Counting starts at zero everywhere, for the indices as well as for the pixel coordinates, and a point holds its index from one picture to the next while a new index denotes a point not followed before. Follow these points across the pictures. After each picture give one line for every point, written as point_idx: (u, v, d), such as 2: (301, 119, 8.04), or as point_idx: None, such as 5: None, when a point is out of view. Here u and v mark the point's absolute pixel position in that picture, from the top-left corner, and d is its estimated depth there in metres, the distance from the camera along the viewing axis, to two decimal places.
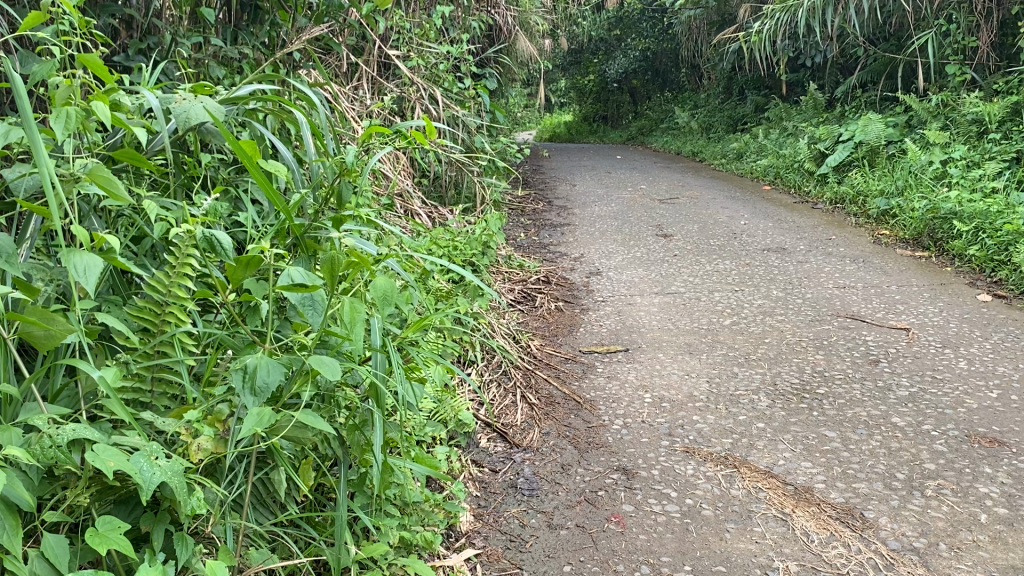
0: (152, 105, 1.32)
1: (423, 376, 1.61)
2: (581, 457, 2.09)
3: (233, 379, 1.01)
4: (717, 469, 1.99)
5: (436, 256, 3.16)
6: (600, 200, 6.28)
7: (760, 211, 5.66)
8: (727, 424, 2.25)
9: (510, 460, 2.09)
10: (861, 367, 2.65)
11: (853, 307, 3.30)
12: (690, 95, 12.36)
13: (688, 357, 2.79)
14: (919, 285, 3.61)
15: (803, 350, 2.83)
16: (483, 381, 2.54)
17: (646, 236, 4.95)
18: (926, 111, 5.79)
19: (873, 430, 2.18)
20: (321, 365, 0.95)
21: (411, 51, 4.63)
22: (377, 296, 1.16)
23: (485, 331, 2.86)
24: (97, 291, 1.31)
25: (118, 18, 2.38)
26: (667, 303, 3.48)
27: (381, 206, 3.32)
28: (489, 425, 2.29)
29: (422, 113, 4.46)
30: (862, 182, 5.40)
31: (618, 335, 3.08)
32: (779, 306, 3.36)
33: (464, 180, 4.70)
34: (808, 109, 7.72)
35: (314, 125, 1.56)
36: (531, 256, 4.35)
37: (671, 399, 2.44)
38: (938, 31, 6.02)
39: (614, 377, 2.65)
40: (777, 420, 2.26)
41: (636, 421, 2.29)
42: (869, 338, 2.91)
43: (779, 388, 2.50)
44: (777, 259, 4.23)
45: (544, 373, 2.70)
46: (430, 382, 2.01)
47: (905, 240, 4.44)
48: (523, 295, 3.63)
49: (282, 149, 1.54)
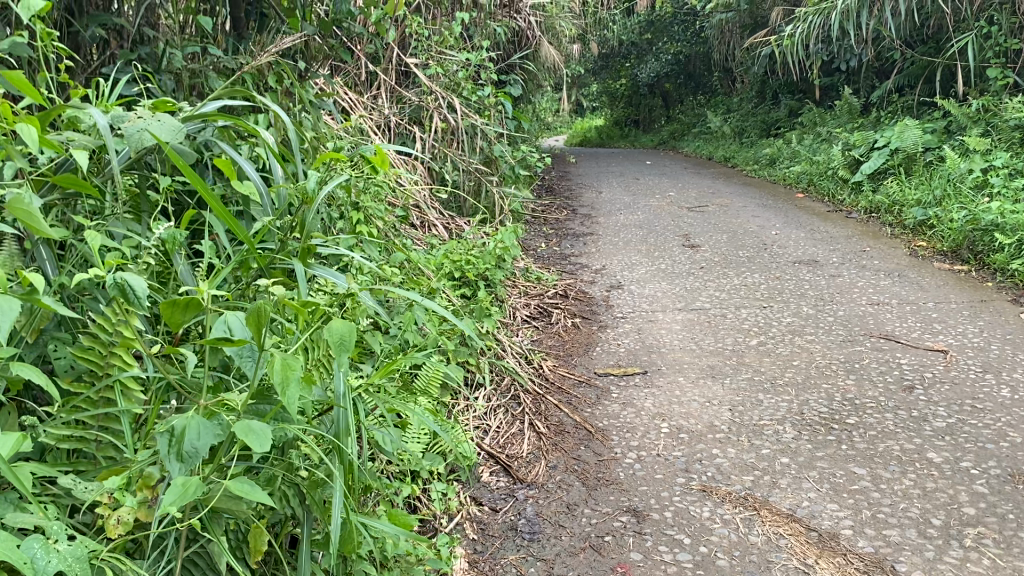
0: (99, 126, 1.22)
1: (403, 417, 1.47)
2: (589, 495, 1.94)
3: (158, 443, 0.90)
4: (735, 512, 1.83)
5: (446, 273, 3.03)
6: (626, 209, 6.12)
7: (792, 220, 5.47)
8: (748, 459, 2.09)
9: (512, 498, 1.94)
10: (894, 395, 2.47)
11: (887, 327, 3.12)
12: (722, 98, 12.15)
13: (710, 382, 2.64)
14: (958, 302, 3.42)
15: (833, 374, 2.66)
16: (488, 410, 2.40)
17: (671, 247, 4.79)
18: (965, 117, 5.57)
19: (907, 466, 2.01)
20: (246, 436, 0.83)
21: (431, 59, 4.51)
22: (331, 343, 1.02)
23: (494, 352, 2.72)
24: (44, 329, 1.20)
25: (108, 28, 2.27)
26: (691, 320, 3.31)
27: (395, 221, 3.20)
28: (492, 457, 2.15)
29: (441, 123, 4.33)
30: (898, 191, 5.20)
31: (637, 356, 2.92)
32: (808, 325, 3.19)
33: (482, 189, 4.61)
34: (842, 114, 7.50)
35: (276, 148, 1.43)
36: (550, 268, 4.21)
37: (689, 429, 2.28)
38: (979, 33, 5.81)
39: (629, 404, 2.49)
40: (802, 454, 2.10)
41: (651, 455, 2.14)
42: (904, 362, 2.74)
43: (806, 417, 2.34)
44: (809, 273, 4.05)
45: (555, 398, 2.56)
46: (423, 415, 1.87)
47: (943, 253, 4.25)
48: (539, 311, 3.49)
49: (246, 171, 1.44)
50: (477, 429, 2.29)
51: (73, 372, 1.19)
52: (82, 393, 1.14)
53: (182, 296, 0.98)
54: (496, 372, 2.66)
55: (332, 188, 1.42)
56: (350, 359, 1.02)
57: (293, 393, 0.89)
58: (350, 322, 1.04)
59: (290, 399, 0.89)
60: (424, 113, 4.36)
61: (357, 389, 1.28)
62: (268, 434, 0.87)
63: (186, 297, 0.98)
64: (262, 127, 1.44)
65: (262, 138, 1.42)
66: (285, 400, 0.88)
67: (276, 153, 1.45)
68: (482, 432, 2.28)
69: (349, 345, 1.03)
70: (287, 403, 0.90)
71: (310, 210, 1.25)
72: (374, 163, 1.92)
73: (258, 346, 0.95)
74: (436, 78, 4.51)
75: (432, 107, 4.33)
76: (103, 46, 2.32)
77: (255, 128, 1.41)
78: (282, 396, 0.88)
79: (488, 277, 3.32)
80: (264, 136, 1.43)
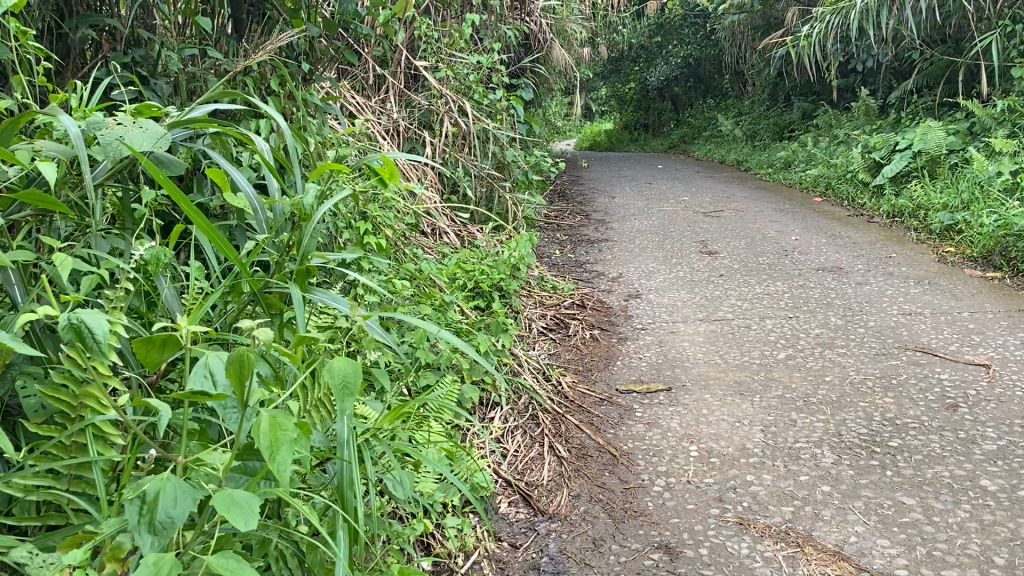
0: (70, 134, 1.09)
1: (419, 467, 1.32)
2: (615, 529, 1.80)
3: (128, 511, 0.79)
4: (776, 548, 1.68)
5: (459, 282, 2.91)
6: (640, 214, 5.99)
7: (811, 225, 5.32)
8: (786, 487, 1.94)
9: (534, 533, 1.80)
10: (937, 414, 2.32)
11: (922, 339, 2.97)
12: (733, 101, 12.00)
13: (739, 400, 2.48)
14: (994, 312, 3.27)
15: (870, 392, 2.51)
16: (504, 433, 2.26)
17: (688, 253, 4.64)
18: (990, 117, 5.40)
19: (960, 496, 1.86)
20: (227, 513, 0.72)
21: (440, 62, 4.39)
22: (330, 387, 0.88)
23: (509, 368, 2.58)
24: (10, 362, 1.07)
25: (100, 30, 2.12)
26: (714, 332, 3.16)
27: (405, 228, 3.07)
28: (510, 485, 2.01)
29: (451, 127, 4.20)
30: (923, 195, 5.05)
31: (660, 370, 2.78)
32: (839, 337, 3.04)
33: (495, 195, 4.47)
34: (860, 116, 7.34)
35: (271, 156, 1.28)
36: (565, 276, 4.07)
37: (720, 453, 2.13)
38: (1004, 32, 5.65)
39: (655, 424, 2.34)
40: (844, 481, 1.95)
41: (680, 482, 1.99)
42: (944, 378, 2.59)
43: (844, 439, 2.18)
44: (834, 280, 3.89)
45: (576, 418, 2.41)
46: (434, 446, 1.72)
47: (973, 259, 4.11)
48: (556, 322, 3.35)
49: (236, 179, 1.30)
50: (495, 454, 2.14)
51: (43, 413, 1.05)
52: (53, 438, 1.00)
53: (157, 334, 0.84)
54: (513, 389, 2.53)
55: (332, 202, 1.25)
56: (352, 405, 0.89)
57: (283, 459, 0.80)
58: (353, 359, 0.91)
59: (280, 466, 0.79)
60: (434, 118, 4.24)
61: (362, 435, 1.14)
62: (252, 506, 0.76)
63: (163, 334, 0.85)
64: (256, 136, 1.29)
65: (254, 147, 1.26)
66: (275, 467, 0.79)
67: (271, 163, 1.30)
68: (499, 457, 2.14)
69: (353, 389, 0.89)
70: (277, 469, 0.79)
71: (306, 233, 1.12)
72: (382, 175, 1.80)
73: (239, 399, 0.83)
74: (446, 81, 4.38)
75: (442, 112, 4.21)
76: (96, 50, 2.16)
77: (244, 135, 1.26)
78: (271, 463, 0.79)
79: (502, 287, 3.18)
80: (256, 144, 1.28)
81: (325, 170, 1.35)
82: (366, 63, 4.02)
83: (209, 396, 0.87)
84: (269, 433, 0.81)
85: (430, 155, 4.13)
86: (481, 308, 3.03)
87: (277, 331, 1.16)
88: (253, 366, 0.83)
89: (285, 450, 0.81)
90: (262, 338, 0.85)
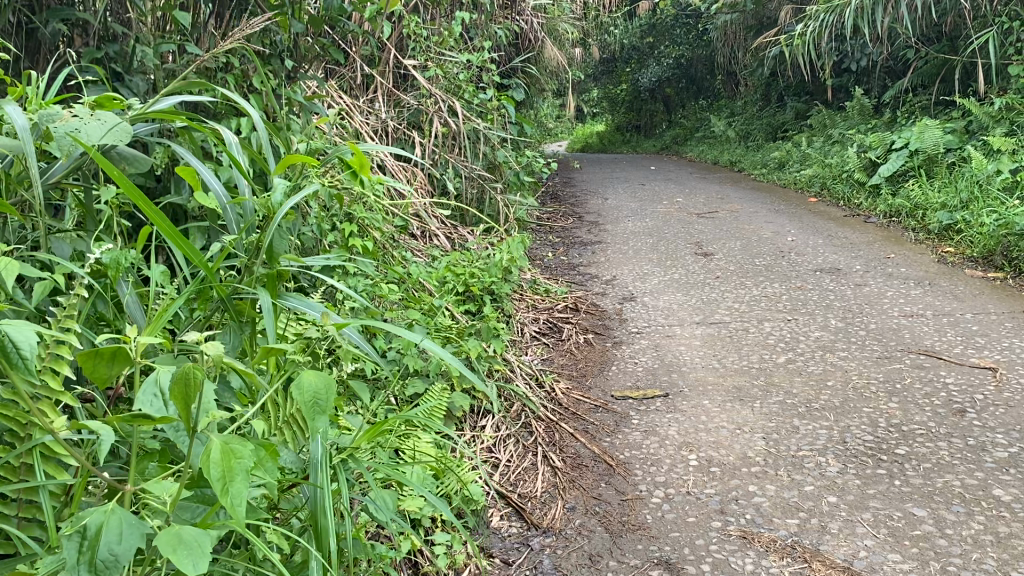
0: (19, 127, 1.00)
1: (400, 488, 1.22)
2: (613, 543, 1.71)
3: (66, 549, 0.71)
4: (782, 564, 1.60)
5: (448, 285, 2.83)
6: (633, 215, 5.91)
7: (808, 226, 5.25)
8: (790, 498, 1.86)
9: (527, 548, 1.71)
10: (944, 420, 2.25)
11: (926, 341, 2.90)
12: (726, 102, 11.96)
13: (739, 407, 2.40)
14: (997, 313, 3.20)
15: (873, 397, 2.43)
16: (495, 443, 2.18)
17: (683, 254, 4.56)
18: (988, 116, 5.34)
19: (973, 507, 1.78)
20: (172, 555, 0.66)
21: (430, 61, 4.31)
22: (298, 402, 0.81)
23: (500, 376, 2.50)
24: None
25: (70, 23, 2.02)
26: (711, 335, 3.08)
27: (393, 230, 2.99)
28: (503, 497, 1.92)
29: (441, 128, 4.11)
30: (920, 194, 4.99)
31: (656, 375, 2.69)
32: (840, 340, 2.96)
33: (486, 197, 4.38)
34: (854, 116, 7.28)
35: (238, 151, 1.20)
36: (558, 279, 3.99)
37: (721, 462, 2.05)
38: (1000, 29, 5.59)
39: (652, 432, 2.26)
40: (851, 491, 1.87)
41: (680, 493, 1.91)
42: (950, 382, 2.51)
43: (849, 447, 2.10)
44: (833, 282, 3.82)
45: (569, 426, 2.32)
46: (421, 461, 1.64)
47: (973, 260, 4.05)
48: (549, 326, 3.26)
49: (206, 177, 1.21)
50: (486, 464, 2.06)
51: None
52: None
53: (103, 348, 0.75)
54: (504, 397, 2.44)
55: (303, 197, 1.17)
56: (324, 422, 0.80)
57: (238, 488, 0.73)
58: (326, 372, 0.83)
59: (234, 496, 0.73)
60: (423, 117, 4.16)
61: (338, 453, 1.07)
62: (202, 545, 0.69)
63: (110, 346, 0.76)
64: (222, 127, 1.21)
65: (218, 142, 1.18)
66: (228, 497, 0.72)
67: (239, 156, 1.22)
68: (490, 468, 2.05)
69: (324, 405, 0.82)
70: (231, 500, 0.72)
71: (269, 230, 1.03)
72: (354, 168, 1.71)
73: (183, 422, 0.76)
74: (436, 81, 4.30)
75: (432, 111, 4.13)
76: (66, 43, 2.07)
77: (207, 127, 1.18)
78: (224, 493, 0.72)
79: (494, 290, 3.10)
80: (222, 137, 1.19)
81: (297, 159, 1.24)
82: (354, 63, 3.94)
83: (157, 419, 0.79)
84: (221, 462, 0.74)
85: (420, 156, 4.05)
86: (471, 312, 2.95)
87: (242, 338, 1.08)
88: (200, 386, 0.76)
89: (240, 480, 0.74)
90: (213, 353, 0.78)
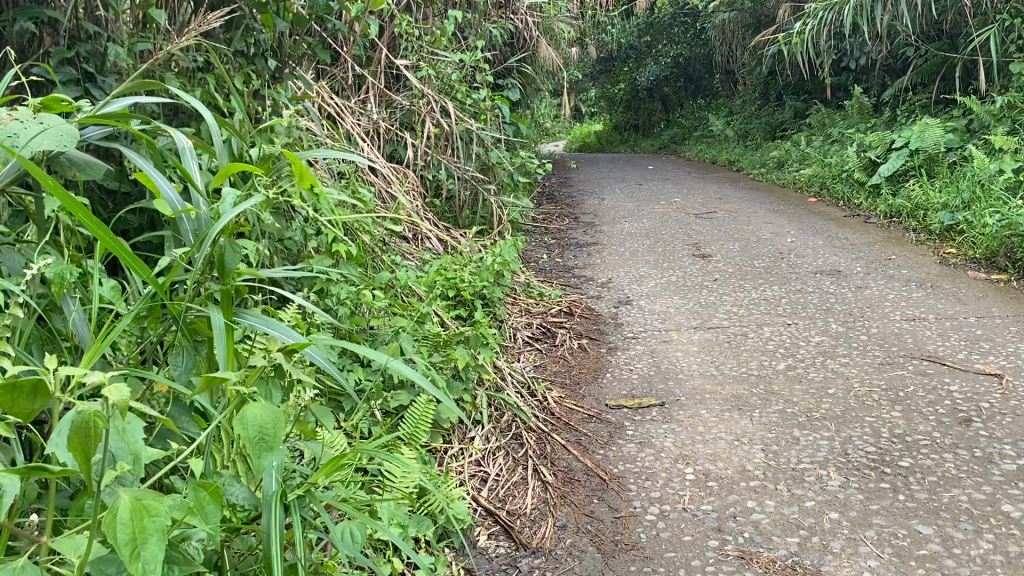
0: None
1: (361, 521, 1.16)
2: (605, 564, 1.64)
3: None
4: None
5: (437, 290, 2.75)
6: (630, 216, 5.83)
7: (807, 226, 5.18)
8: (790, 515, 1.78)
9: (514, 570, 1.63)
10: (950, 430, 2.17)
11: (929, 347, 2.82)
12: (725, 101, 11.88)
13: (737, 416, 2.32)
14: (1001, 316, 3.13)
15: (876, 406, 2.35)
16: (484, 456, 2.10)
17: (681, 256, 4.49)
18: (989, 115, 5.27)
19: (981, 525, 1.70)
20: None
21: (422, 60, 4.23)
22: (241, 437, 0.82)
23: (490, 385, 2.42)
24: None
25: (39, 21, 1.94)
26: (708, 340, 3.00)
27: (383, 233, 2.92)
28: (490, 514, 1.85)
29: (433, 129, 4.04)
30: (921, 194, 4.92)
31: (652, 383, 2.61)
32: (841, 345, 2.88)
33: (480, 199, 4.29)
34: (853, 114, 7.21)
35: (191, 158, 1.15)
36: (552, 282, 3.92)
37: (719, 476, 1.97)
38: (1001, 27, 5.50)
39: (647, 443, 2.18)
40: (853, 507, 1.80)
41: (675, 509, 1.83)
42: (955, 389, 2.44)
43: (851, 459, 2.03)
44: (833, 284, 3.74)
45: (562, 437, 2.25)
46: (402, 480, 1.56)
47: (976, 261, 3.98)
48: (543, 331, 3.19)
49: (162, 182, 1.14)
50: (473, 479, 1.99)
51: None
52: None
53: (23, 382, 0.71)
54: (494, 406, 2.37)
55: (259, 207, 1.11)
56: (268, 460, 0.82)
57: (149, 550, 0.74)
58: (272, 407, 0.84)
59: (144, 558, 0.73)
60: (415, 118, 4.09)
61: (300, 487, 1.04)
62: None
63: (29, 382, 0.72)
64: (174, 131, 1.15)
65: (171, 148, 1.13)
66: (137, 561, 0.73)
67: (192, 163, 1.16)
68: (477, 484, 1.98)
69: (270, 440, 0.83)
70: (141, 564, 0.72)
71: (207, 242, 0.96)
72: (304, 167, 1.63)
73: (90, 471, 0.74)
74: (429, 81, 4.22)
75: (424, 112, 4.05)
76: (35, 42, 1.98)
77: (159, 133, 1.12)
78: (133, 558, 0.72)
79: (486, 295, 3.02)
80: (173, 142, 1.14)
81: (235, 166, 1.14)
82: (344, 63, 3.87)
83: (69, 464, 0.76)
84: (131, 524, 0.74)
85: (413, 157, 3.97)
86: (462, 317, 2.87)
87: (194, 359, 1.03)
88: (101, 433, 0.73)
89: (153, 542, 0.75)
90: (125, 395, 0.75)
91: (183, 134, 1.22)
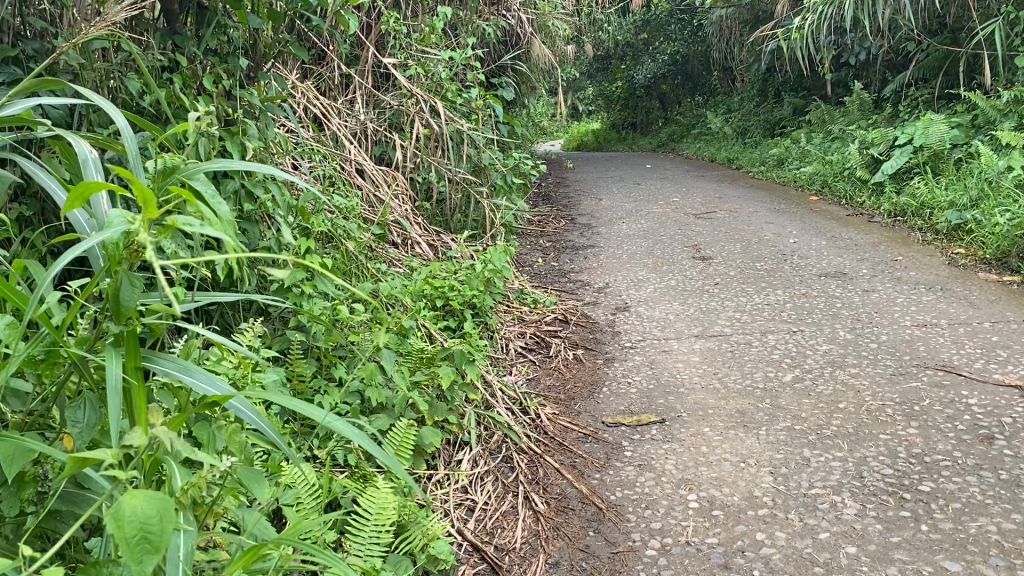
0: None
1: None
2: None
3: None
4: None
5: (422, 300, 2.62)
6: (628, 217, 5.68)
7: (809, 226, 5.04)
8: (804, 550, 1.63)
9: None
10: (971, 449, 2.02)
11: (942, 355, 2.67)
12: (722, 98, 11.74)
13: (743, 434, 2.17)
14: (1017, 321, 2.99)
15: (891, 421, 2.20)
16: (470, 482, 1.95)
17: (680, 258, 4.34)
18: (995, 109, 5.11)
19: (1015, 559, 1.55)
20: None
21: (411, 59, 4.08)
22: (116, 535, 0.68)
23: (478, 406, 2.27)
24: None
25: None
26: (710, 350, 2.85)
27: (368, 240, 2.76)
28: (476, 549, 1.70)
29: (423, 129, 3.88)
30: (927, 192, 4.78)
31: (651, 398, 2.45)
32: (850, 354, 2.73)
33: (471, 201, 4.13)
34: (853, 111, 7.07)
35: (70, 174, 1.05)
36: (547, 287, 3.78)
37: (725, 504, 1.82)
38: (1007, 19, 5.35)
39: (646, 466, 2.03)
40: (872, 540, 1.65)
41: (677, 543, 1.68)
42: (974, 402, 2.29)
43: (867, 483, 1.87)
44: (839, 288, 3.59)
45: (555, 459, 2.10)
46: (371, 535, 1.43)
47: (987, 261, 3.83)
48: (536, 341, 3.03)
49: (57, 199, 1.04)
50: (458, 509, 1.84)
51: None
52: None
53: None
54: (484, 426, 2.22)
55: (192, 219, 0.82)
56: (151, 564, 0.68)
57: None
58: (158, 497, 0.71)
59: None
60: (404, 119, 3.94)
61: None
62: None
63: None
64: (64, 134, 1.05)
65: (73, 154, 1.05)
66: None
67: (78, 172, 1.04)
68: (462, 514, 1.83)
69: (155, 539, 0.69)
70: None
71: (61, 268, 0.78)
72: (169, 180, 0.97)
73: None
74: (418, 80, 4.07)
75: (413, 112, 3.90)
76: None
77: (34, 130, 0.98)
78: None
79: (476, 304, 2.86)
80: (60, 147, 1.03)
81: (97, 181, 0.80)
82: (331, 61, 3.73)
83: None
84: None
85: (402, 159, 3.84)
86: (450, 328, 2.72)
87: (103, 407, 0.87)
88: None
89: None
90: None
91: (85, 145, 1.08)
